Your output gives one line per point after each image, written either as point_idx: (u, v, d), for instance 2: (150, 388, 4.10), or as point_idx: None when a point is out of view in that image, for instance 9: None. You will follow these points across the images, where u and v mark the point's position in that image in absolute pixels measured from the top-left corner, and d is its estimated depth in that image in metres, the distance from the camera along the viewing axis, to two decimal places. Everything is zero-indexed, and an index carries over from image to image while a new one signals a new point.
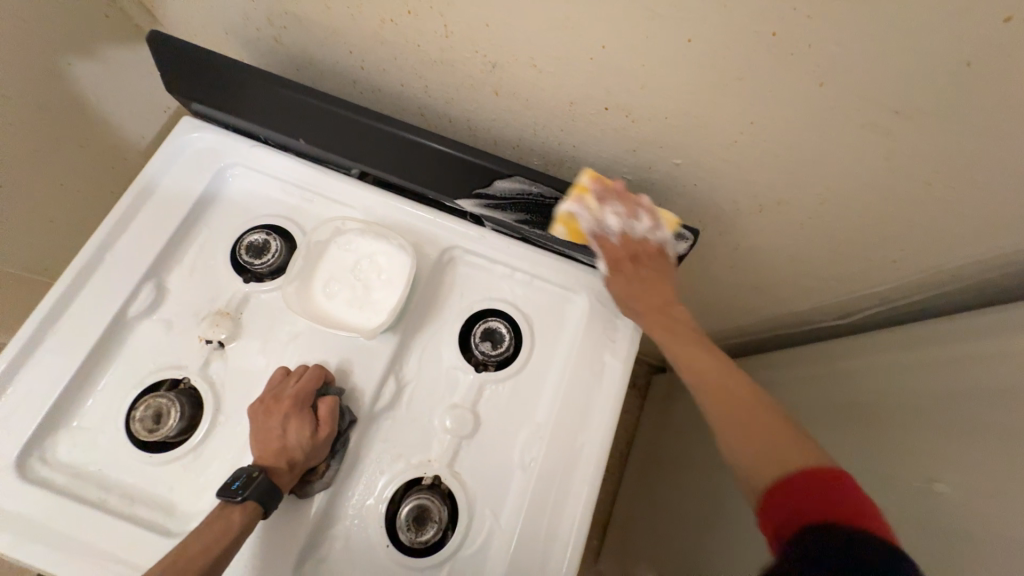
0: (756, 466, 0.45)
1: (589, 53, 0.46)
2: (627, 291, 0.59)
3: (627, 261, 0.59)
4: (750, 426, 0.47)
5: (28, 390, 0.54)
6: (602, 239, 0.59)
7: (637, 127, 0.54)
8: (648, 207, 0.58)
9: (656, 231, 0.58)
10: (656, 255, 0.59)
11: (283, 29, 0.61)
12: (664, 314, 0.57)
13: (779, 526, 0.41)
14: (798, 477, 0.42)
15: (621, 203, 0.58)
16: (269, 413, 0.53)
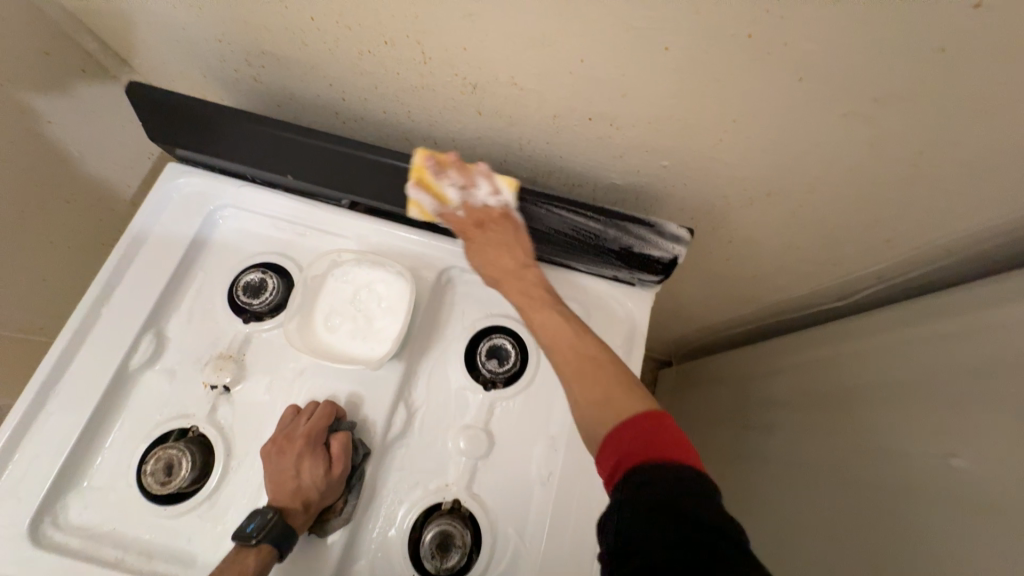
0: (600, 415, 0.46)
1: (569, 68, 0.47)
2: (484, 254, 0.59)
3: (474, 228, 0.60)
4: (602, 382, 0.48)
5: (35, 455, 0.54)
6: (444, 210, 0.60)
7: (623, 134, 0.54)
8: (485, 172, 0.58)
9: (495, 195, 0.59)
10: (501, 218, 0.60)
11: (260, 68, 0.61)
12: (515, 279, 0.57)
13: (623, 458, 0.42)
14: (619, 429, 0.44)
15: (459, 174, 0.58)
16: (282, 454, 0.52)
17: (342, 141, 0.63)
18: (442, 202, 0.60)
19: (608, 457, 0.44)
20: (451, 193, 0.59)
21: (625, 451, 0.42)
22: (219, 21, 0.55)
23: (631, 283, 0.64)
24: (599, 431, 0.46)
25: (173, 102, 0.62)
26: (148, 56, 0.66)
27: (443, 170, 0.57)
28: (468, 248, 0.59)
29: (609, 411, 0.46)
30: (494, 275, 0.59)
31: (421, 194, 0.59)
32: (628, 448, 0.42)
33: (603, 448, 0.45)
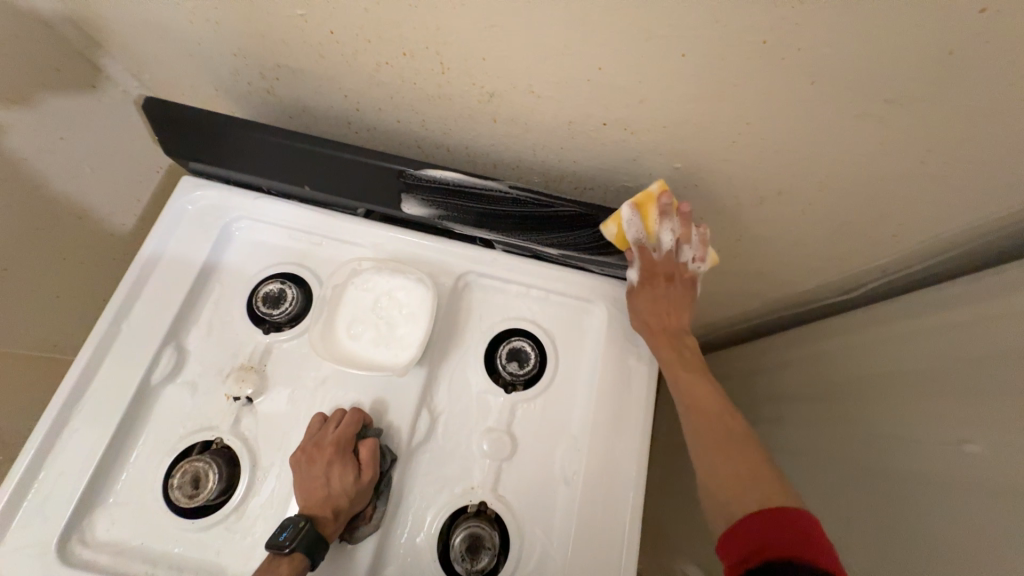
0: (733, 491, 0.49)
1: (588, 75, 0.48)
2: (648, 308, 0.63)
3: (662, 279, 0.63)
4: (740, 459, 0.52)
5: (61, 472, 0.53)
6: (639, 248, 0.62)
7: (637, 138, 0.55)
8: (685, 215, 0.58)
9: (695, 250, 0.61)
10: (670, 280, 0.63)
11: (275, 81, 0.62)
12: (670, 339, 0.61)
13: (760, 547, 0.44)
14: (755, 521, 0.45)
15: (679, 221, 0.58)
16: (312, 461, 0.52)
17: (356, 150, 0.64)
18: (633, 243, 0.62)
19: (730, 549, 0.46)
20: (665, 232, 0.60)
21: (768, 543, 0.44)
22: (236, 36, 0.55)
23: (644, 283, 0.65)
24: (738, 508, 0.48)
25: (188, 117, 0.63)
26: (160, 71, 0.67)
27: (666, 215, 0.57)
28: (631, 296, 0.63)
29: (736, 488, 0.50)
30: (655, 325, 0.62)
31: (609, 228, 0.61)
32: (748, 544, 0.45)
33: (728, 537, 0.47)
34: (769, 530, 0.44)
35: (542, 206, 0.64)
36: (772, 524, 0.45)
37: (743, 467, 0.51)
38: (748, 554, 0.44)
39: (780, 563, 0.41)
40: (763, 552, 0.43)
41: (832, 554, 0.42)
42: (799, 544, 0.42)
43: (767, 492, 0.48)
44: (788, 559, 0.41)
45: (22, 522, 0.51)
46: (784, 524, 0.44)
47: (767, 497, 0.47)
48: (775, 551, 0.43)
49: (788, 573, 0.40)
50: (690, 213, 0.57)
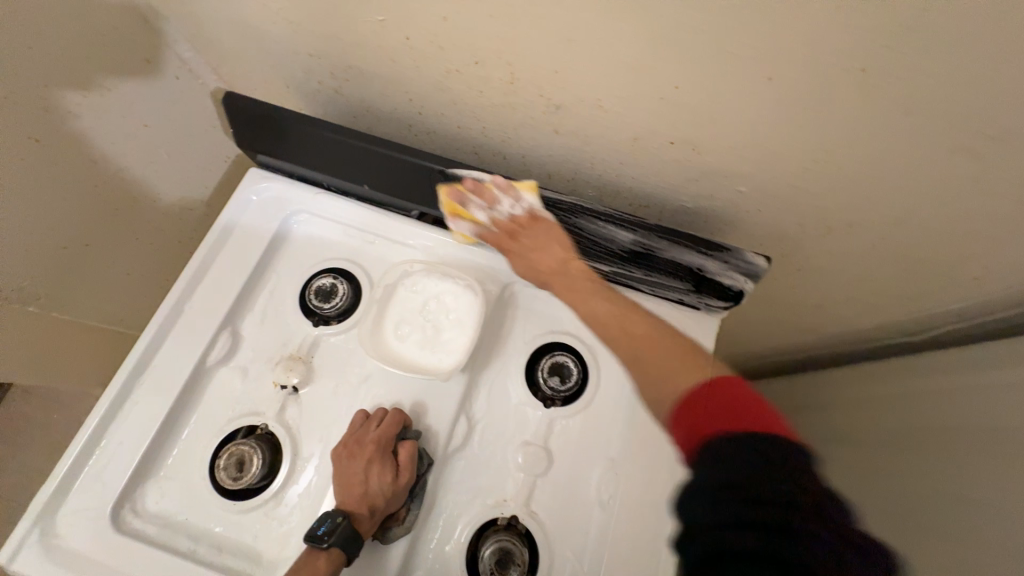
0: (661, 396, 0.46)
1: (661, 94, 0.47)
2: (523, 265, 0.60)
3: (509, 240, 0.61)
4: (673, 362, 0.48)
5: (120, 443, 0.56)
6: (481, 231, 0.63)
7: (703, 159, 0.54)
8: (503, 185, 0.61)
9: (520, 202, 0.61)
10: (531, 223, 0.61)
11: (344, 82, 0.64)
12: (559, 277, 0.58)
13: (691, 428, 0.41)
14: (692, 394, 0.43)
15: (480, 197, 0.61)
16: (353, 458, 0.53)
17: (415, 153, 0.65)
18: (478, 226, 0.63)
19: (678, 427, 0.43)
20: (481, 214, 0.63)
21: (702, 416, 0.41)
22: (312, 38, 0.57)
23: (696, 308, 0.61)
24: (660, 407, 0.46)
25: (262, 114, 0.66)
26: (237, 67, 0.70)
27: (464, 195, 0.62)
28: (512, 261, 0.60)
29: (669, 385, 0.46)
30: (534, 276, 0.59)
31: (458, 224, 0.63)
32: (701, 414, 0.42)
33: (674, 416, 0.44)
34: (701, 399, 0.42)
35: (589, 223, 0.58)
36: (707, 394, 0.42)
37: (685, 358, 0.48)
38: (699, 425, 0.41)
39: (717, 440, 0.39)
40: (704, 428, 0.41)
41: (769, 413, 0.40)
42: (725, 407, 0.41)
43: (697, 373, 0.46)
44: (726, 432, 0.39)
45: (82, 487, 0.54)
46: (714, 392, 0.42)
47: (697, 375, 0.45)
48: (712, 426, 0.40)
49: (726, 449, 0.38)
50: (473, 179, 0.62)
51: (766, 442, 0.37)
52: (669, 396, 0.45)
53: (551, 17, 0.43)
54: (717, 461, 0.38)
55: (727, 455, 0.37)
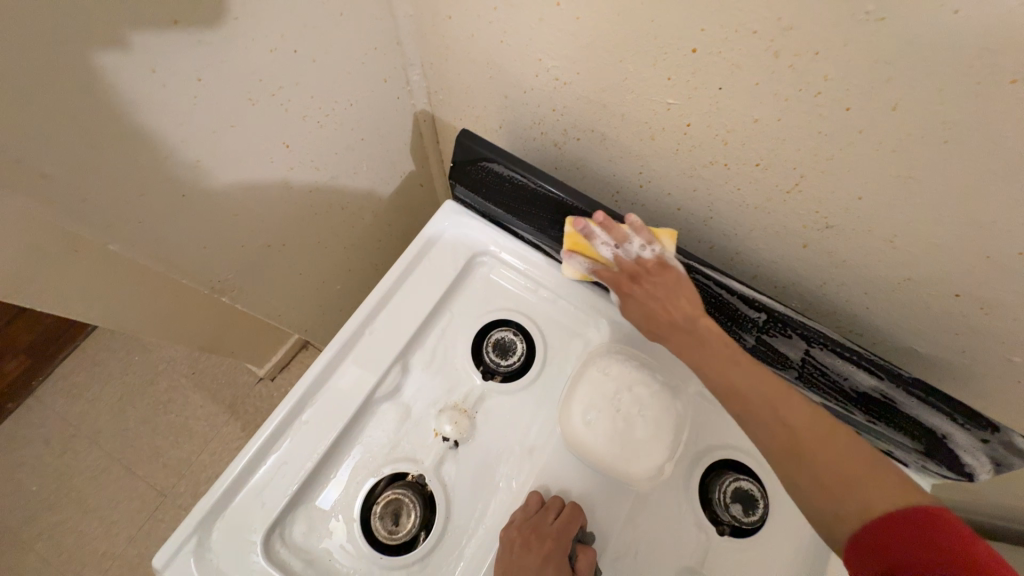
0: (817, 504, 0.39)
1: (988, 251, 0.41)
2: (640, 310, 0.56)
3: (630, 282, 0.57)
4: (832, 467, 0.39)
5: (285, 462, 0.54)
6: (597, 269, 0.58)
7: (987, 321, 0.47)
8: (637, 226, 0.54)
9: (651, 247, 0.55)
10: (659, 270, 0.55)
11: (571, 139, 0.61)
12: (681, 332, 0.52)
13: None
14: (874, 530, 0.36)
15: (609, 233, 0.55)
16: (528, 548, 0.48)
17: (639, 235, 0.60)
18: (596, 262, 0.58)
19: (867, 572, 0.36)
20: (604, 251, 0.57)
21: (895, 565, 0.35)
22: (572, 98, 0.55)
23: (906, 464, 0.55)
24: (838, 534, 0.39)
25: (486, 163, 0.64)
26: (456, 99, 0.69)
27: (594, 231, 0.55)
28: (625, 304, 0.57)
29: (840, 501, 0.38)
30: (656, 326, 0.55)
31: (573, 259, 0.59)
32: (904, 568, 0.34)
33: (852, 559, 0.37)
34: (901, 537, 0.35)
35: (823, 356, 0.53)
36: (897, 537, 0.35)
37: (846, 479, 0.39)
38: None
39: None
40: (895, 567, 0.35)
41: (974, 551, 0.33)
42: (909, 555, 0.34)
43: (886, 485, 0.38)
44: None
45: (243, 497, 0.53)
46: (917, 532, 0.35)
47: (897, 499, 0.37)
48: (910, 564, 0.34)
49: None
50: (607, 218, 0.54)
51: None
52: (862, 517, 0.37)
53: (903, 152, 0.39)
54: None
55: None
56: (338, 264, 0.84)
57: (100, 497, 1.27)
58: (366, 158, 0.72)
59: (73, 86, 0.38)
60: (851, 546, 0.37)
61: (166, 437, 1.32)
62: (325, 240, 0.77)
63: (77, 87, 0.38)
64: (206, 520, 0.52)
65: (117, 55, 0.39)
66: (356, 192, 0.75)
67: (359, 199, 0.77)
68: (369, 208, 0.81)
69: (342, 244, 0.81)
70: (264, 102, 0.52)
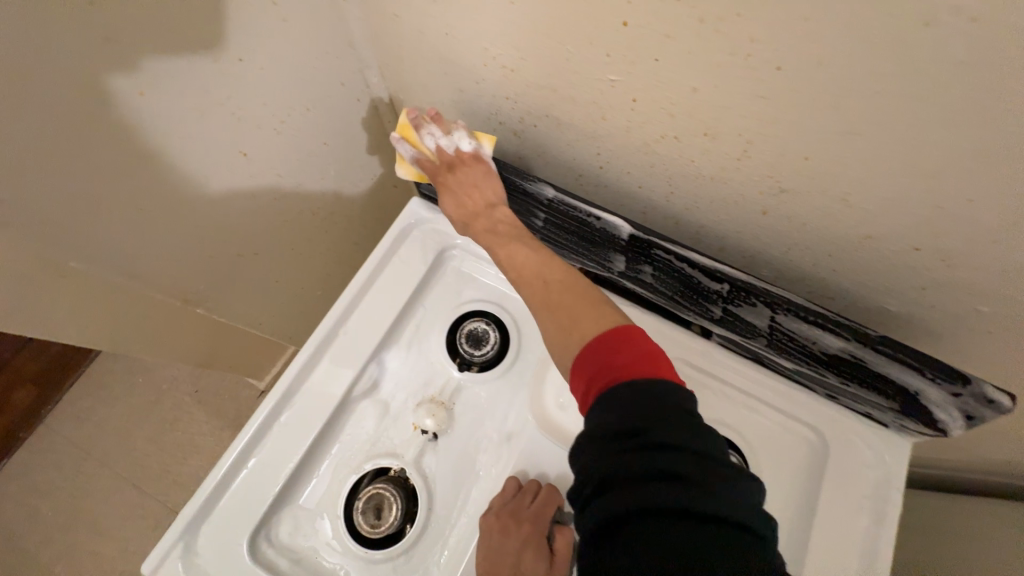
0: (568, 341, 0.46)
1: (938, 200, 0.41)
2: (455, 200, 0.61)
3: (445, 171, 0.63)
4: (573, 301, 0.49)
5: (265, 464, 0.55)
6: (421, 159, 0.63)
7: (948, 272, 0.47)
8: (462, 128, 0.63)
9: (468, 143, 0.63)
10: (472, 164, 0.63)
11: (529, 125, 0.62)
12: (482, 219, 0.60)
13: (595, 376, 0.41)
14: (592, 343, 0.43)
15: (436, 125, 0.63)
16: (506, 533, 0.48)
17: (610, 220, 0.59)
18: (422, 154, 0.64)
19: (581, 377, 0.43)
20: (429, 141, 0.63)
21: (602, 369, 0.41)
22: (521, 84, 0.56)
23: (883, 424, 0.54)
24: (569, 353, 0.45)
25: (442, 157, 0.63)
26: (415, 96, 0.70)
27: (423, 121, 0.63)
28: (442, 191, 0.62)
29: (575, 329, 0.46)
30: (463, 214, 0.61)
31: (401, 145, 0.64)
32: (608, 368, 0.41)
33: (576, 370, 0.44)
34: (620, 353, 0.41)
35: (788, 322, 0.53)
36: (606, 349, 0.42)
37: (580, 317, 0.47)
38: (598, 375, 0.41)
39: (623, 382, 0.39)
40: (609, 372, 0.41)
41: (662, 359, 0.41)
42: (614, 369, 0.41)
43: (604, 322, 0.46)
44: (629, 376, 0.40)
45: (227, 502, 0.54)
46: (621, 343, 0.42)
47: (601, 323, 0.45)
48: (620, 371, 0.40)
49: (630, 397, 0.38)
50: (438, 114, 0.64)
51: (670, 393, 0.38)
52: (580, 340, 0.45)
53: (841, 107, 0.39)
54: (613, 410, 0.38)
55: (628, 402, 0.38)
56: (317, 269, 0.85)
57: (114, 516, 1.30)
58: (332, 162, 0.73)
59: (21, 110, 0.39)
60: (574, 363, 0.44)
61: (172, 453, 1.35)
62: (300, 246, 0.78)
63: (24, 112, 0.39)
64: (193, 526, 0.53)
65: (60, 79, 0.40)
66: (326, 197, 0.76)
67: (331, 203, 0.78)
68: (341, 212, 0.81)
69: (318, 248, 0.82)
70: (216, 113, 0.53)
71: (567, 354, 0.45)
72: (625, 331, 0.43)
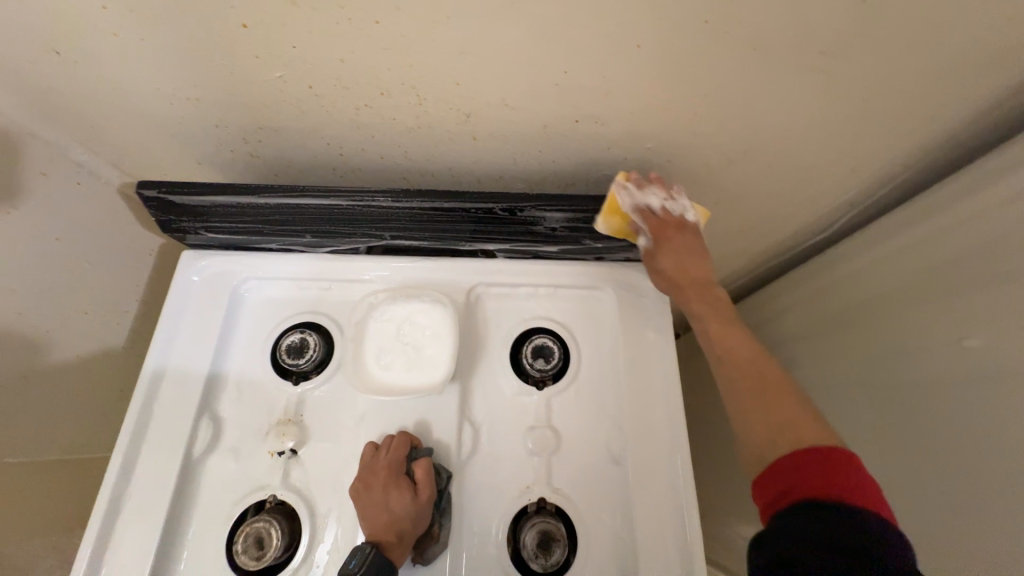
0: (768, 432, 0.45)
1: (554, 79, 0.52)
2: (671, 262, 0.59)
3: (673, 231, 0.59)
4: (773, 398, 0.47)
5: (123, 565, 0.53)
6: (646, 215, 0.60)
7: (608, 128, 0.60)
8: (680, 194, 0.60)
9: (685, 210, 0.60)
10: (683, 231, 0.60)
11: (257, 143, 0.64)
12: (701, 289, 0.57)
13: (808, 488, 0.40)
14: (816, 455, 0.41)
15: (659, 188, 0.59)
16: (370, 488, 0.54)
17: (367, 194, 0.63)
18: (632, 215, 0.60)
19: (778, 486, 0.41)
20: (655, 199, 0.60)
21: (808, 483, 0.40)
22: (216, 109, 0.58)
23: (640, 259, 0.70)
24: (770, 453, 0.44)
25: (187, 206, 0.62)
26: (138, 157, 0.68)
27: (644, 184, 0.59)
28: (657, 251, 0.60)
29: (785, 435, 0.44)
30: (676, 282, 0.59)
31: (623, 197, 0.59)
32: (811, 482, 0.40)
33: (767, 476, 0.42)
34: (837, 479, 0.39)
35: (534, 216, 0.65)
36: (821, 470, 0.40)
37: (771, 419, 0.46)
38: (804, 487, 0.40)
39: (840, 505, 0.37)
40: (821, 491, 0.39)
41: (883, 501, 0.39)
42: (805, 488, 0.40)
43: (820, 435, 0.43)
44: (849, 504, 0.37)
45: None
46: (840, 469, 0.39)
47: (821, 437, 0.43)
48: (838, 491, 0.38)
49: (847, 517, 0.36)
50: (658, 178, 0.60)
51: (888, 533, 0.36)
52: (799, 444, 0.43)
53: (444, 34, 0.47)
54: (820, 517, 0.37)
55: (843, 522, 0.36)
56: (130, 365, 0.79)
57: None
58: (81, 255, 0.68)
59: None
60: (778, 462, 0.42)
61: None
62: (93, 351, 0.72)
63: None
64: None
65: None
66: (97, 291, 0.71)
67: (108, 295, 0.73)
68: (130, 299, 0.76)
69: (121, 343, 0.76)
70: None
71: (765, 457, 0.44)
72: (847, 460, 0.40)
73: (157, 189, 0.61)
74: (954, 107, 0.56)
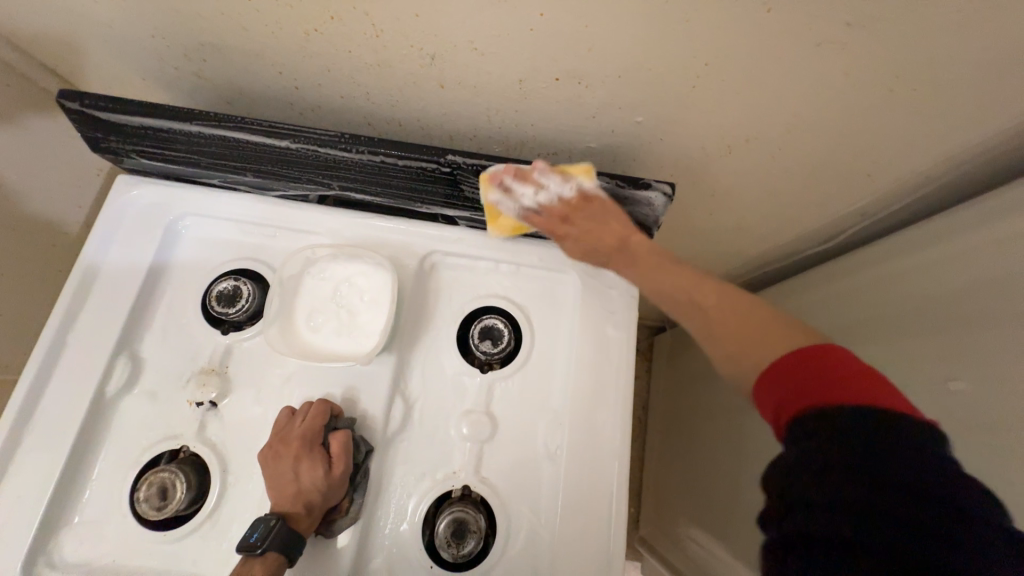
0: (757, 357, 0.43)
1: (528, 23, 0.44)
2: (587, 231, 0.56)
3: (564, 224, 0.56)
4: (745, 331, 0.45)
5: (21, 494, 0.52)
6: (528, 215, 0.56)
7: (593, 93, 0.52)
8: (547, 169, 0.54)
9: (568, 184, 0.55)
10: (584, 203, 0.56)
11: (201, 61, 0.56)
12: (620, 254, 0.55)
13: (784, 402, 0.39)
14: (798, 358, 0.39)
15: (524, 181, 0.55)
16: (280, 458, 0.51)
17: (317, 136, 0.56)
18: (524, 213, 0.57)
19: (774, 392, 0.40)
20: (525, 198, 0.56)
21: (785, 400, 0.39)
22: (149, 14, 0.50)
23: None
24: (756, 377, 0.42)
25: (116, 125, 0.56)
26: (74, 60, 0.61)
27: (508, 182, 0.55)
28: (565, 246, 0.57)
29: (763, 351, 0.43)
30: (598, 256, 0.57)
31: (502, 208, 0.56)
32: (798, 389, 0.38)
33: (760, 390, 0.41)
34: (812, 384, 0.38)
35: None
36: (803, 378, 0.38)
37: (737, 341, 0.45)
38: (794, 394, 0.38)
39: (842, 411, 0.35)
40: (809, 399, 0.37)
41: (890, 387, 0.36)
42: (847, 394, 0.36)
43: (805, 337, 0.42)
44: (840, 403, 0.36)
45: None
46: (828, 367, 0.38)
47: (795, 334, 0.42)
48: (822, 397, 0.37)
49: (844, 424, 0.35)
50: (519, 167, 0.55)
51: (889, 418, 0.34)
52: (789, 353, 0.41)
53: None
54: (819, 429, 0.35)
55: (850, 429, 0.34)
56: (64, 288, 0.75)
57: None
58: None
59: None
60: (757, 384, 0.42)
61: None
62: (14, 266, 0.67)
63: None
64: None
65: None
66: None
67: None
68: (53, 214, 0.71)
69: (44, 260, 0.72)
70: None
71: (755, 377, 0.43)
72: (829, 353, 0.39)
73: (82, 102, 0.55)
74: (995, 113, 0.48)
